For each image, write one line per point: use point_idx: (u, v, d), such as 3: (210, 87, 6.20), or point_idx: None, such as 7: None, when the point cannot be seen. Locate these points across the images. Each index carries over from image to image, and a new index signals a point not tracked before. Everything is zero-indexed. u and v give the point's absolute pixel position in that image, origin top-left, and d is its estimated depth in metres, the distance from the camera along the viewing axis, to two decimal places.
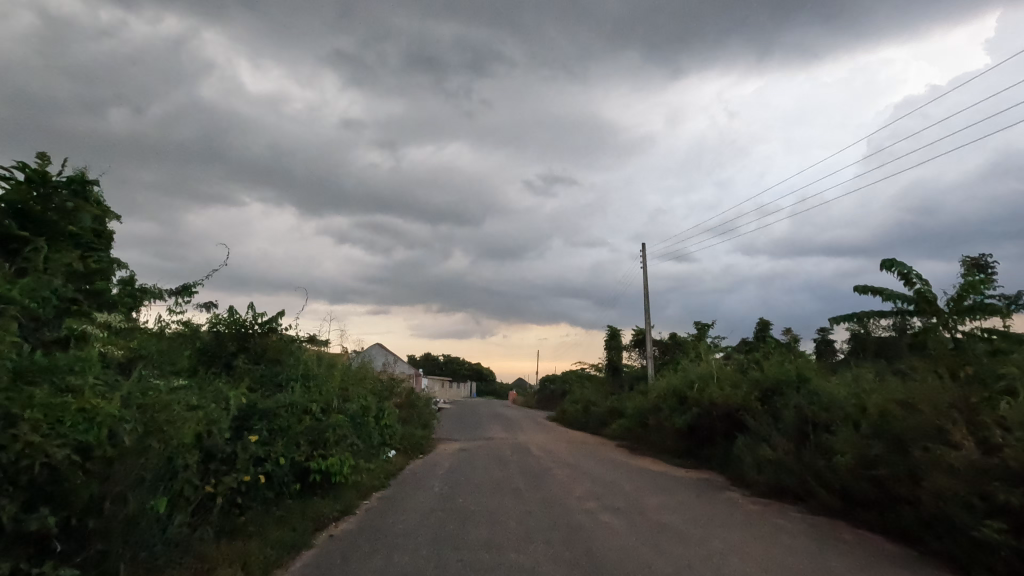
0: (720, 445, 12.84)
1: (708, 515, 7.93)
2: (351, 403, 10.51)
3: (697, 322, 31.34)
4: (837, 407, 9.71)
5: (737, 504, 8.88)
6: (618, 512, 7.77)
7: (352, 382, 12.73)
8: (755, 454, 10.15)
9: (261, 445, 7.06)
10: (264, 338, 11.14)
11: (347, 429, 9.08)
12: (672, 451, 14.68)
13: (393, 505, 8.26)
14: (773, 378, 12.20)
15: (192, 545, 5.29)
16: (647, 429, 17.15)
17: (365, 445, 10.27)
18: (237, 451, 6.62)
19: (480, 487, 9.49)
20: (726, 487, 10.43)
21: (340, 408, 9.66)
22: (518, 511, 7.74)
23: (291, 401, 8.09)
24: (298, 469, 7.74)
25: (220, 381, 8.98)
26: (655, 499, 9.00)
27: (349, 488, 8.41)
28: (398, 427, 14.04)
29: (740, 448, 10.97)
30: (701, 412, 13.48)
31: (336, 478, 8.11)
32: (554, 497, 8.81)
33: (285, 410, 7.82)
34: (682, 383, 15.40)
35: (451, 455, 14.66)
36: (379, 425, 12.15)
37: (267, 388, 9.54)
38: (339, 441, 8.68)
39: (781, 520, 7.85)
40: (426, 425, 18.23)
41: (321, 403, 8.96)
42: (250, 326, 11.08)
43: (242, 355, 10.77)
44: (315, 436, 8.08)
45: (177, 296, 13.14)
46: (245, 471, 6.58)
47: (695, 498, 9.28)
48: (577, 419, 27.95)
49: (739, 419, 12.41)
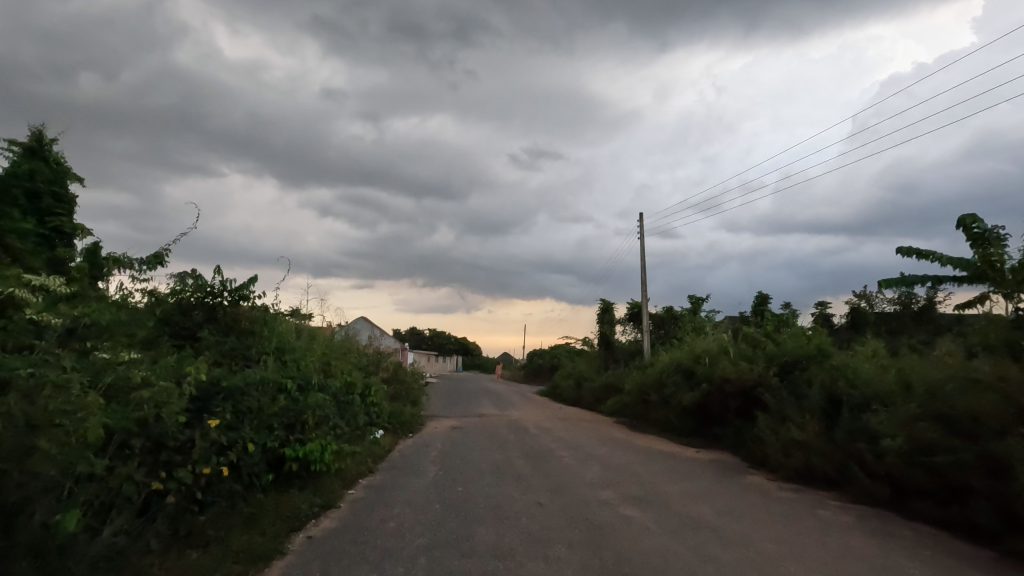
0: (731, 424, 12.04)
1: (741, 506, 7.06)
2: (333, 379, 9.37)
3: (691, 297, 30.59)
4: (872, 384, 8.86)
5: (766, 491, 8.04)
6: (640, 504, 6.84)
7: (335, 356, 11.63)
8: (779, 435, 9.32)
9: (224, 430, 5.94)
10: (236, 309, 9.95)
11: (329, 408, 7.95)
12: (677, 429, 13.89)
13: (382, 497, 7.21)
14: (792, 352, 11.35)
15: (130, 562, 4.18)
16: (647, 405, 16.33)
17: (350, 426, 9.19)
18: (194, 439, 5.50)
19: (480, 474, 8.49)
20: (746, 470, 9.61)
21: (321, 384, 8.52)
22: (526, 504, 6.77)
23: (262, 378, 6.97)
24: (273, 456, 6.62)
25: (181, 355, 7.81)
26: (677, 485, 8.08)
27: (334, 478, 7.33)
28: (386, 403, 12.98)
29: (759, 428, 10.16)
30: (710, 388, 12.64)
31: (316, 467, 6.95)
32: (564, 485, 7.85)
33: (255, 389, 6.70)
34: (688, 358, 14.55)
35: (444, 434, 13.68)
36: (365, 403, 11.06)
37: (237, 364, 8.38)
38: (320, 424, 7.55)
39: (822, 510, 7.02)
40: (415, 402, 17.25)
41: (300, 379, 7.82)
42: (218, 294, 9.86)
43: (210, 326, 9.58)
44: (292, 418, 6.96)
45: (144, 263, 11.88)
46: (204, 462, 5.48)
47: (718, 484, 8.42)
48: (570, 394, 27.23)
49: (753, 396, 11.59)
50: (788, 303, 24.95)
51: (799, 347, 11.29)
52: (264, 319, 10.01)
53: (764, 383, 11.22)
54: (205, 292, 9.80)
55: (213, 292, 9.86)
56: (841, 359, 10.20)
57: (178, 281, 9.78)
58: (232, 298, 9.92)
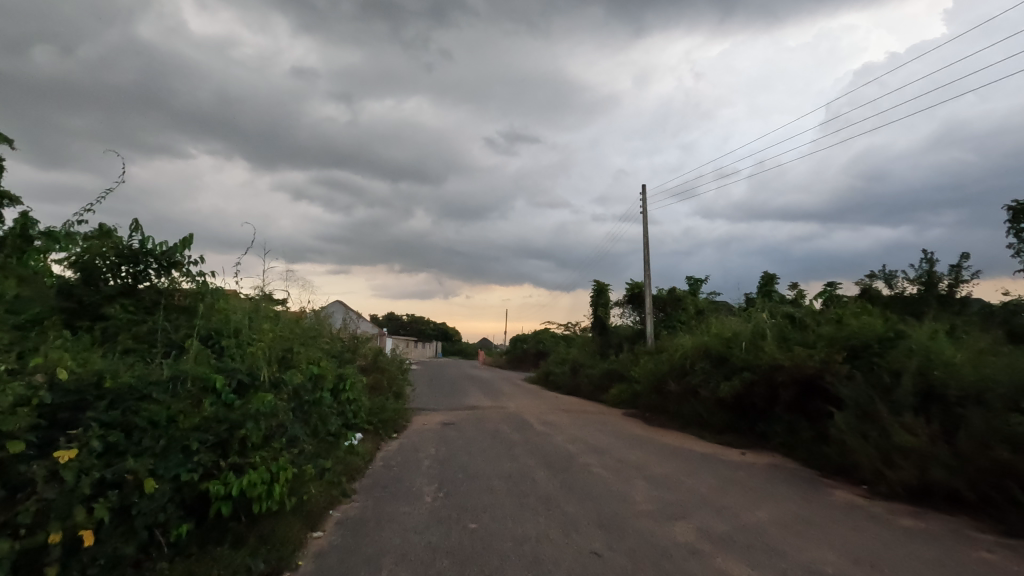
0: (783, 421, 10.07)
1: (877, 551, 5.10)
2: (294, 371, 6.91)
3: (688, 279, 28.62)
4: (994, 376, 6.99)
5: (881, 518, 6.11)
6: (740, 554, 4.77)
7: (301, 341, 9.26)
8: (870, 438, 7.41)
9: (98, 462, 3.68)
10: (164, 280, 7.41)
11: (286, 414, 5.48)
12: (707, 425, 11.92)
13: (364, 546, 4.96)
14: (859, 333, 9.38)
15: None
16: (664, 396, 14.36)
17: (318, 434, 6.80)
18: (35, 484, 3.27)
19: (496, 498, 6.31)
20: (826, 482, 7.69)
21: (278, 379, 6.07)
22: (575, 557, 4.65)
23: (177, 373, 4.57)
24: (193, 495, 4.28)
25: (66, 340, 5.39)
26: (766, 514, 6.01)
27: (291, 518, 4.99)
28: (365, 398, 10.66)
29: (834, 427, 8.22)
30: (754, 378, 10.67)
31: (261, 508, 4.56)
32: (615, 516, 5.72)
33: (161, 393, 4.35)
34: (719, 341, 12.55)
35: (434, 433, 11.44)
36: (338, 401, 8.73)
37: (153, 352, 5.94)
38: (272, 437, 5.12)
39: (984, 553, 5.12)
40: (399, 395, 14.95)
41: (245, 373, 5.35)
42: (138, 260, 7.33)
43: (125, 302, 7.06)
44: (223, 433, 4.51)
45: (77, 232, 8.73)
46: (51, 525, 3.25)
47: (810, 507, 6.43)
48: (564, 382, 25.19)
49: (812, 387, 9.65)
50: (795, 285, 23.16)
51: (868, 329, 9.31)
52: (199, 294, 7.48)
53: (829, 371, 9.23)
54: (120, 257, 7.26)
55: (133, 257, 7.32)
56: (933, 342, 8.25)
57: (81, 242, 7.24)
58: (157, 268, 7.38)
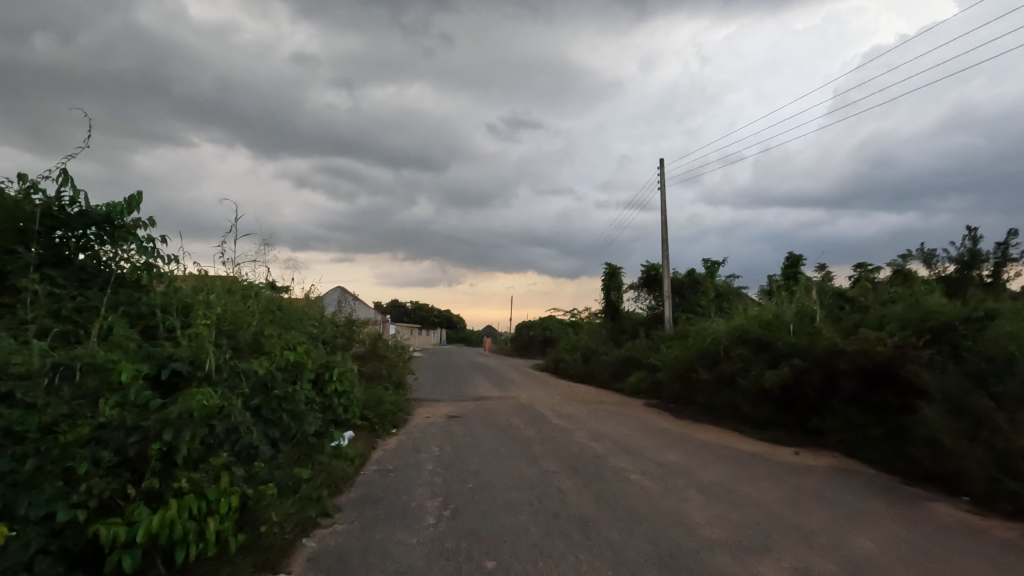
0: (842, 417, 8.65)
1: None
2: (260, 358, 5.48)
3: (703, 261, 27.11)
4: None
5: (1018, 547, 4.72)
6: None
7: (279, 323, 7.82)
8: (977, 441, 6.02)
9: None
10: (103, 247, 5.87)
11: (239, 416, 4.06)
12: (746, 418, 10.55)
13: None
14: (937, 312, 7.91)
15: None
16: (691, 385, 12.98)
17: (294, 437, 5.39)
18: None
19: (519, 521, 4.90)
20: (917, 493, 6.32)
21: (234, 369, 4.63)
22: None
23: (59, 363, 3.15)
24: (82, 542, 2.90)
25: None
26: (873, 545, 4.58)
27: (240, 564, 3.60)
28: (358, 389, 9.27)
29: (919, 426, 6.84)
30: (806, 365, 9.24)
31: (190, 555, 3.16)
32: (676, 547, 4.33)
33: (32, 392, 2.95)
34: (758, 324, 11.09)
35: (438, 428, 10.09)
36: (323, 394, 7.35)
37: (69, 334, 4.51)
38: (213, 449, 3.70)
39: None
40: (399, 384, 13.54)
41: (179, 363, 3.98)
42: (67, 222, 5.73)
43: (51, 274, 5.52)
44: (130, 451, 3.10)
45: None
46: None
47: (918, 530, 5.03)
48: (574, 369, 23.80)
49: (881, 376, 8.22)
50: (821, 266, 21.69)
51: (950, 307, 7.80)
52: (148, 265, 5.97)
53: (904, 358, 7.80)
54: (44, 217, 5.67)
55: (62, 219, 5.71)
56: None
57: None
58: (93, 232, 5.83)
